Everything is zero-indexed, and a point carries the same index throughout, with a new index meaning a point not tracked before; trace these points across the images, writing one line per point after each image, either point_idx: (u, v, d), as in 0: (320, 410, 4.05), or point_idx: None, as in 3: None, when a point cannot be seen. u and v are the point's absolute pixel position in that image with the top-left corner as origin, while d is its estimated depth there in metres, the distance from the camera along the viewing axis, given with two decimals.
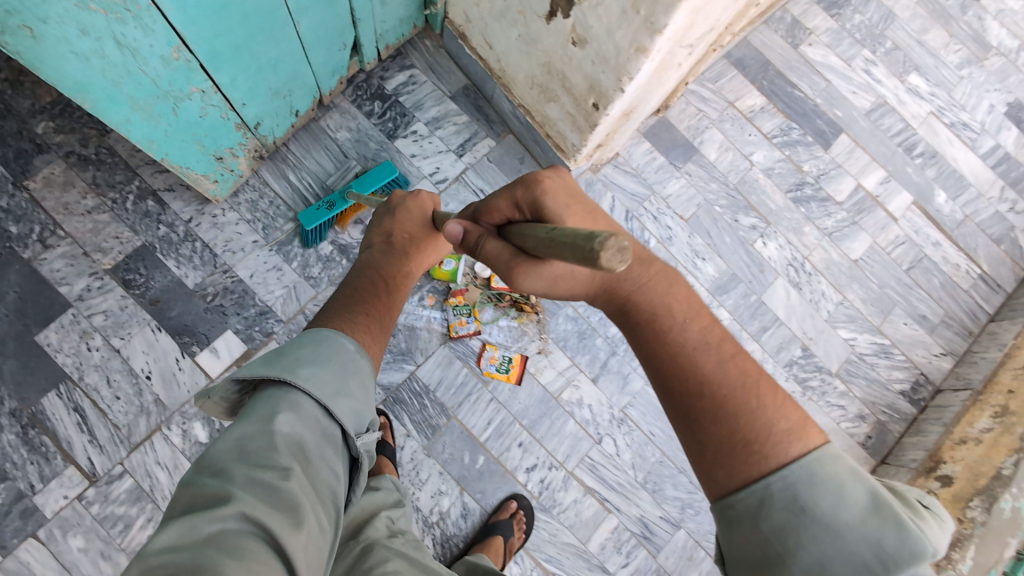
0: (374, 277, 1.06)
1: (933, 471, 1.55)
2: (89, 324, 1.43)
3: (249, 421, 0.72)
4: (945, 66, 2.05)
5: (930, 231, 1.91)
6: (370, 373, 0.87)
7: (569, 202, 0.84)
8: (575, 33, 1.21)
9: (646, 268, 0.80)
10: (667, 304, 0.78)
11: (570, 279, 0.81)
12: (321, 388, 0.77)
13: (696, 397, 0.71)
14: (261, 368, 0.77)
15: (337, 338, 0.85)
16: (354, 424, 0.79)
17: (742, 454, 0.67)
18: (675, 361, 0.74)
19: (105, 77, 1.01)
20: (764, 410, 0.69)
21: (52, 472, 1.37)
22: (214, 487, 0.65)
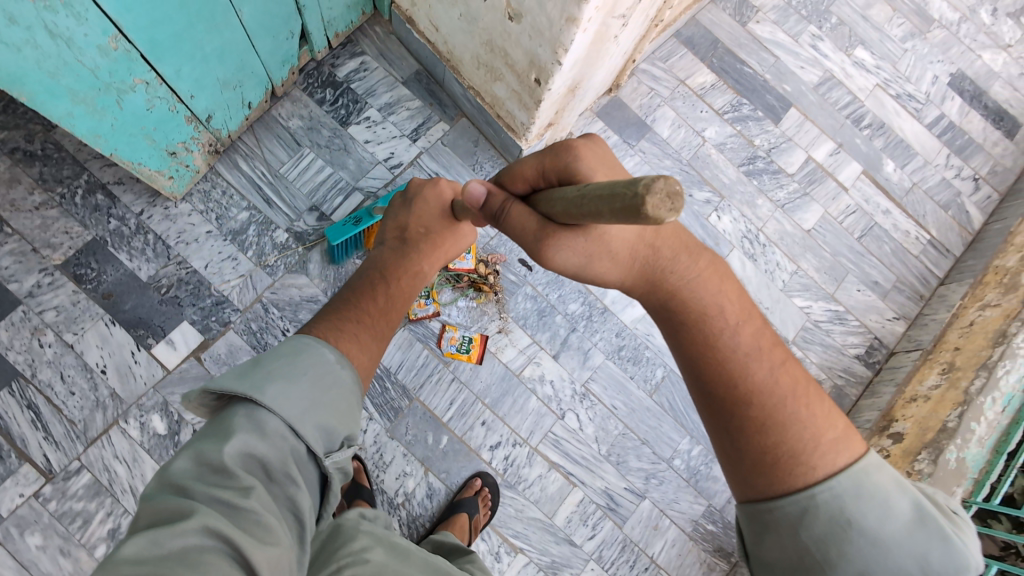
0: (376, 279, 1.03)
1: (886, 429, 1.62)
2: (41, 321, 1.42)
3: (208, 439, 0.67)
4: (890, 39, 2.10)
5: (879, 200, 1.96)
6: (352, 385, 0.82)
7: (603, 171, 0.79)
8: (511, 8, 1.25)
9: (692, 261, 0.79)
10: (715, 305, 0.77)
11: (607, 261, 0.78)
12: (289, 408, 0.71)
13: (744, 408, 0.71)
14: (231, 380, 0.72)
15: (317, 349, 0.81)
16: (323, 444, 0.74)
17: (790, 466, 0.68)
18: (720, 368, 0.73)
19: (41, 68, 0.99)
20: (815, 423, 0.70)
21: (7, 470, 1.35)
22: (175, 504, 0.59)
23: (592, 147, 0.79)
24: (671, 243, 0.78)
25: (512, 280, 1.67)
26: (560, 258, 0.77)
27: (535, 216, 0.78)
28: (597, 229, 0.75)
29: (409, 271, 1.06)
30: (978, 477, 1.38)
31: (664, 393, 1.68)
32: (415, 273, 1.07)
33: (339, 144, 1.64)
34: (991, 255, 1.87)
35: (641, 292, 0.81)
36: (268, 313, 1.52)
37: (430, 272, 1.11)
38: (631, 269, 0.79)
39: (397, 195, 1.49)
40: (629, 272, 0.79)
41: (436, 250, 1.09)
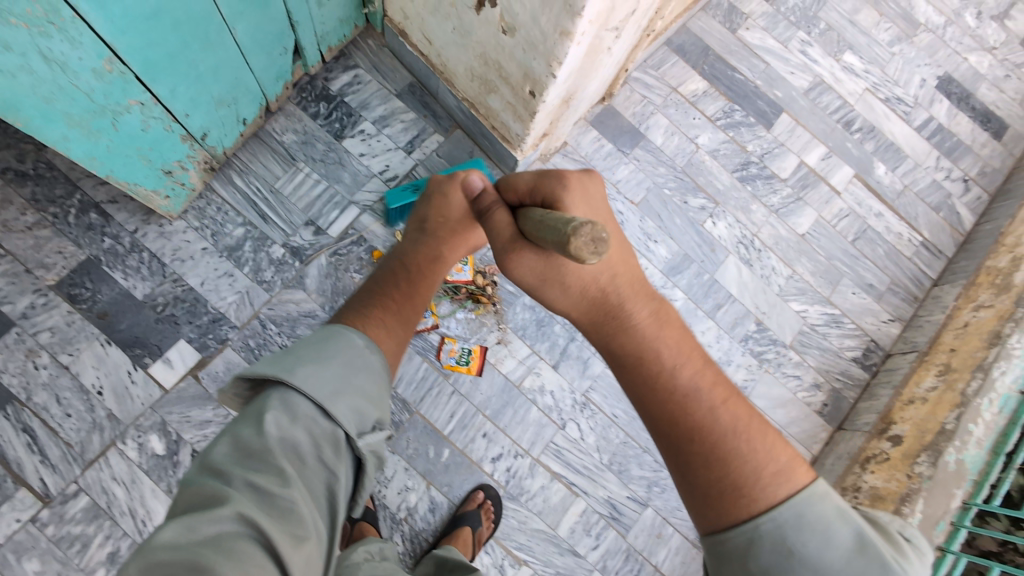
0: (397, 267, 1.03)
1: (885, 432, 1.63)
2: (35, 342, 1.40)
3: (245, 424, 0.72)
4: (877, 44, 2.12)
5: (872, 203, 1.98)
6: (379, 367, 0.85)
7: (583, 203, 0.79)
8: (504, 21, 1.25)
9: (638, 297, 0.76)
10: (656, 347, 0.73)
11: (557, 290, 0.78)
12: (317, 388, 0.75)
13: (688, 443, 0.69)
14: (264, 366, 0.77)
15: (345, 334, 0.85)
16: (356, 426, 0.77)
17: (734, 499, 0.65)
18: (666, 404, 0.70)
19: (36, 94, 0.99)
20: (759, 458, 0.67)
21: (3, 495, 1.33)
22: (213, 487, 0.65)
23: (585, 182, 0.81)
24: (619, 283, 0.76)
25: (510, 290, 1.67)
26: (520, 274, 0.79)
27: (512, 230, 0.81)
28: (557, 262, 0.75)
29: (427, 256, 1.04)
30: (978, 478, 1.39)
31: None
32: (439, 259, 1.05)
33: (334, 157, 1.64)
34: (982, 255, 1.88)
35: (591, 327, 0.79)
36: (265, 329, 1.51)
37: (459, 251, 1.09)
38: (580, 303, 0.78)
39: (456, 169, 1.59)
40: (577, 303, 0.78)
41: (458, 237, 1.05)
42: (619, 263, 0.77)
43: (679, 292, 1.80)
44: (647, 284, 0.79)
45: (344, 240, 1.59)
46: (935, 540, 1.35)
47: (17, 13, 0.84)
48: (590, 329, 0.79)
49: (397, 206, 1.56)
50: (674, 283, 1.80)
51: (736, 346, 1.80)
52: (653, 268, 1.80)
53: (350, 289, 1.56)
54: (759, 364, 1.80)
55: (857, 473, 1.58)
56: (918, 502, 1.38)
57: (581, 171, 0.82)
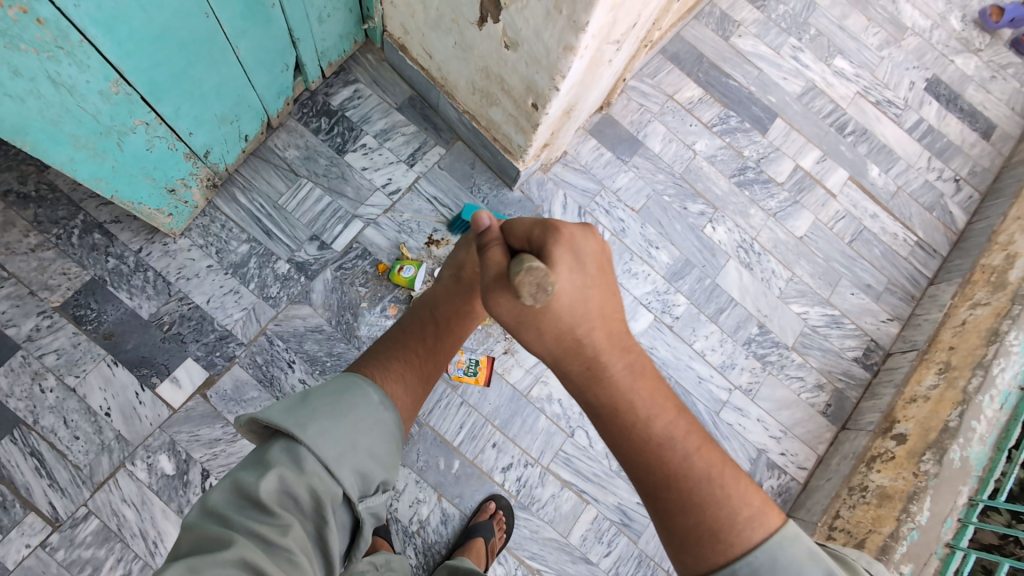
0: (427, 317, 1.06)
1: (889, 431, 1.65)
2: (41, 365, 1.39)
3: (249, 468, 0.72)
4: (867, 48, 2.16)
5: (867, 204, 2.01)
6: (393, 427, 0.84)
7: (581, 260, 0.72)
8: (506, 36, 1.27)
9: (614, 345, 0.72)
10: (631, 398, 0.72)
11: (533, 336, 0.73)
12: (326, 448, 0.74)
13: (665, 490, 0.70)
14: (279, 415, 0.76)
15: (363, 387, 0.83)
16: (359, 488, 0.77)
17: (711, 545, 0.68)
18: (644, 453, 0.71)
19: (44, 117, 0.98)
20: (732, 503, 0.69)
21: (11, 521, 1.32)
22: (216, 533, 0.67)
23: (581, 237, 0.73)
24: (597, 333, 0.71)
25: None
26: (498, 315, 0.73)
27: (503, 272, 0.72)
28: (540, 313, 0.69)
29: (459, 310, 1.07)
30: (982, 474, 1.41)
31: None
32: (468, 313, 1.09)
33: (337, 172, 1.64)
34: (976, 253, 1.92)
35: (565, 372, 0.75)
36: (272, 345, 1.51)
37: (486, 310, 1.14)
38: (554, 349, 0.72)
39: None
40: (550, 350, 0.72)
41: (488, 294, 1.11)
42: (596, 313, 0.71)
43: (681, 297, 1.82)
44: (625, 334, 0.75)
45: (349, 254, 1.59)
46: (944, 537, 1.36)
47: (27, 39, 0.84)
48: (563, 374, 0.75)
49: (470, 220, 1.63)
50: (676, 289, 1.82)
51: (739, 349, 1.81)
52: (655, 274, 1.82)
53: (357, 303, 1.57)
54: (763, 366, 1.82)
55: (864, 473, 1.60)
56: (925, 500, 1.39)
57: (581, 228, 0.74)
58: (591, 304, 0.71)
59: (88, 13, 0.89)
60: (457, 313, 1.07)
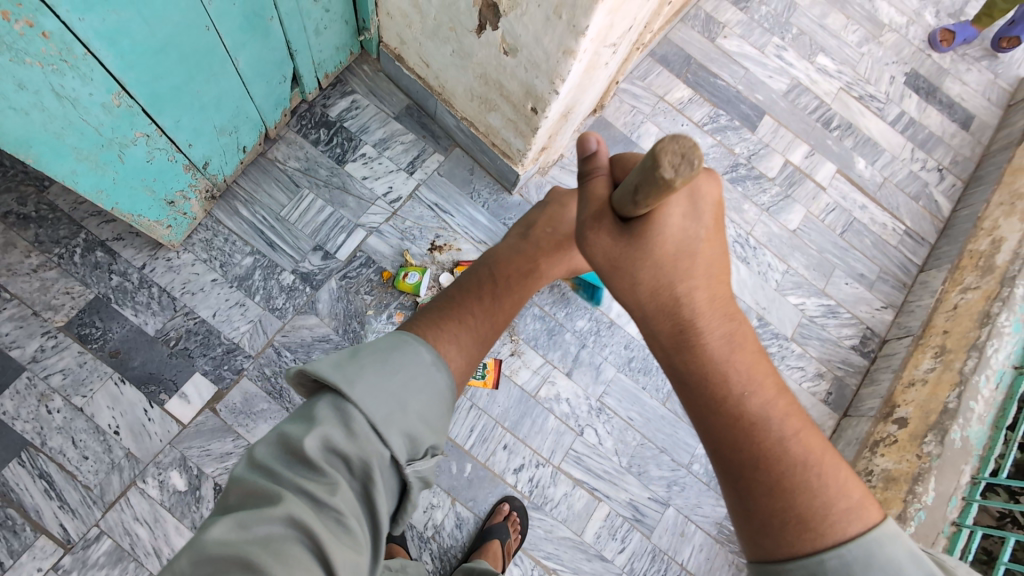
0: (493, 272, 1.15)
1: (890, 415, 1.69)
2: (46, 385, 1.38)
3: (295, 421, 0.72)
4: (847, 46, 2.22)
5: (855, 196, 2.06)
6: (444, 386, 0.84)
7: (699, 210, 0.78)
8: (505, 42, 1.29)
9: (710, 314, 0.77)
10: (725, 368, 0.74)
11: (628, 282, 0.79)
12: (375, 409, 0.74)
13: (753, 469, 0.69)
14: (328, 369, 0.76)
15: (416, 346, 0.85)
16: (407, 451, 0.76)
17: (798, 531, 0.65)
18: (733, 429, 0.71)
19: (47, 130, 0.98)
20: (824, 493, 0.67)
21: (22, 545, 1.30)
22: (264, 486, 0.67)
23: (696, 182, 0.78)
24: (698, 296, 0.77)
25: None
26: (594, 256, 0.81)
27: (605, 208, 0.78)
28: (643, 248, 0.76)
29: (523, 266, 1.19)
30: (983, 452, 1.44)
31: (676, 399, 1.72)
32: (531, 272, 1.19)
33: (337, 182, 1.65)
34: (963, 239, 1.97)
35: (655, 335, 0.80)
36: (280, 357, 1.50)
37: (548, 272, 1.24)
38: (652, 299, 0.78)
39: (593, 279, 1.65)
40: (645, 304, 0.78)
41: (554, 262, 1.24)
42: (695, 267, 0.77)
43: None
44: (729, 306, 0.78)
45: (354, 262, 1.60)
46: (949, 515, 1.39)
47: (32, 52, 0.85)
48: (653, 336, 0.81)
49: None
50: None
51: None
52: None
53: (363, 311, 1.57)
54: None
55: (868, 458, 1.63)
56: (930, 480, 1.43)
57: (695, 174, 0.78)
58: (695, 257, 0.77)
59: (92, 26, 0.89)
60: (520, 272, 1.17)
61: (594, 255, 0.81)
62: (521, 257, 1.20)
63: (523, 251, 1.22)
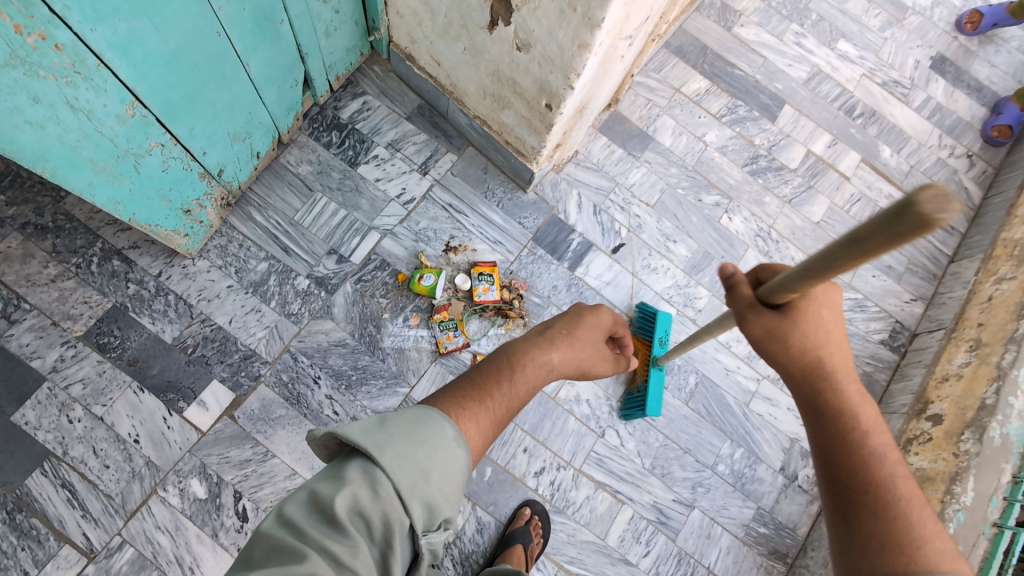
0: (502, 365, 0.93)
1: (923, 412, 1.63)
2: (67, 395, 1.38)
3: (326, 478, 0.71)
4: (869, 30, 2.15)
5: (881, 185, 1.99)
6: (463, 466, 0.77)
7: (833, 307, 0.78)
8: (518, 38, 1.26)
9: (847, 367, 0.77)
10: (854, 408, 0.74)
11: (781, 343, 0.76)
12: (402, 478, 0.70)
13: (861, 493, 0.67)
14: (358, 432, 0.72)
15: (439, 419, 0.78)
16: (425, 521, 0.72)
17: (894, 555, 0.62)
18: (849, 453, 0.70)
19: (64, 144, 0.96)
20: (926, 531, 0.64)
21: (46, 555, 1.30)
22: (290, 543, 0.66)
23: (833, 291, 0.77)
24: (835, 354, 0.77)
25: (537, 302, 1.65)
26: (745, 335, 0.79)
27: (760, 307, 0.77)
28: (798, 318, 0.75)
29: (537, 359, 0.95)
30: None
31: (699, 399, 1.68)
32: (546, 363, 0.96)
33: (350, 184, 1.64)
34: (996, 228, 1.89)
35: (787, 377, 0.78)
36: (297, 362, 1.49)
37: (564, 366, 0.98)
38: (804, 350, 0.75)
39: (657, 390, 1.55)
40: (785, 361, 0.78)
41: (573, 354, 1.00)
42: (835, 334, 0.77)
43: (702, 290, 1.77)
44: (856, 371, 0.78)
45: (368, 266, 1.58)
46: (990, 516, 1.33)
47: (45, 65, 0.83)
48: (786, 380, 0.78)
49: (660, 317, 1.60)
50: (697, 282, 1.78)
51: None
52: (674, 268, 1.78)
53: (379, 314, 1.56)
54: None
55: (901, 456, 1.58)
56: (969, 480, 1.38)
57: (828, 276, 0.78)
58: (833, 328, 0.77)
59: (105, 36, 0.88)
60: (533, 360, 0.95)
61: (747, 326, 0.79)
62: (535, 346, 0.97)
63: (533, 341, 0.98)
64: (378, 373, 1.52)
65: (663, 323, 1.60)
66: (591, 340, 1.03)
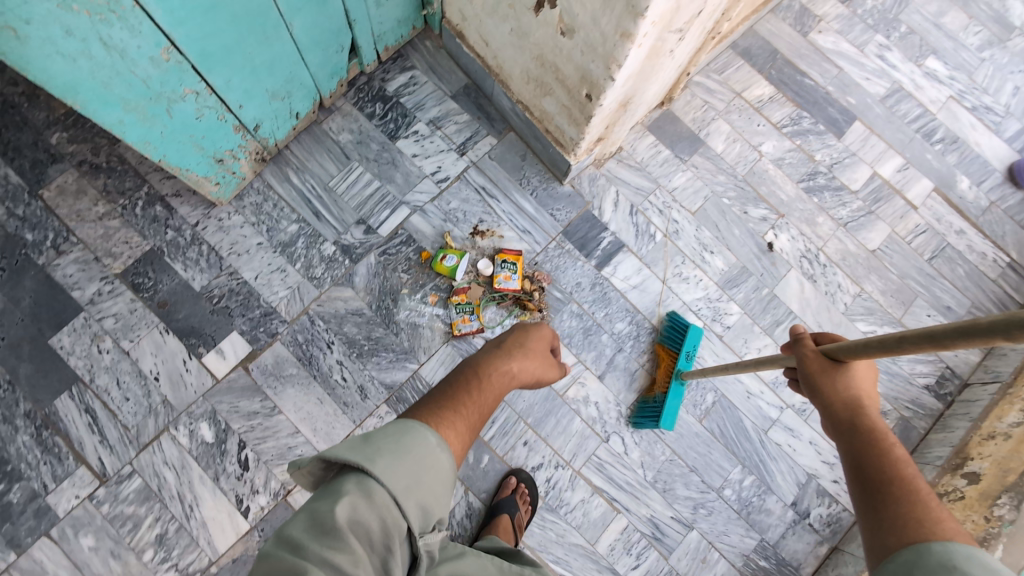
0: (469, 376, 0.92)
1: (959, 467, 1.48)
2: (100, 327, 1.47)
3: (319, 498, 0.68)
4: (965, 49, 1.97)
5: (952, 219, 1.83)
6: (450, 469, 0.77)
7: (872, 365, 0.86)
8: (563, 22, 1.22)
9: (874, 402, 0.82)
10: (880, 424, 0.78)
11: (829, 378, 0.83)
12: (397, 482, 0.70)
13: (888, 484, 0.70)
14: (344, 449, 0.71)
15: (421, 429, 0.77)
16: (420, 522, 0.72)
17: (916, 529, 0.64)
18: (875, 452, 0.74)
19: (95, 78, 1.00)
20: (943, 513, 0.65)
21: (64, 472, 1.40)
22: (291, 562, 0.62)
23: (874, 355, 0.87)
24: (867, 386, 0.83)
25: (558, 297, 1.63)
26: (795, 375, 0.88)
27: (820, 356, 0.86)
28: (851, 364, 0.83)
29: (500, 368, 0.94)
30: None
31: (714, 419, 1.61)
32: (507, 372, 0.95)
33: (387, 157, 1.65)
34: None
35: (825, 406, 0.83)
36: (313, 325, 1.53)
37: (524, 375, 0.98)
38: (847, 381, 0.82)
39: (676, 404, 1.52)
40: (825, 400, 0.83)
41: (529, 359, 1.00)
42: (871, 378, 0.85)
43: (734, 307, 1.70)
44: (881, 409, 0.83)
45: (394, 240, 1.59)
46: None
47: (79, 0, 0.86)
48: (823, 410, 0.83)
49: (695, 331, 1.55)
50: (729, 297, 1.70)
51: None
52: (708, 280, 1.70)
53: (398, 289, 1.57)
54: None
55: None
56: (996, 548, 1.31)
57: None
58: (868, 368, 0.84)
59: None
60: (493, 369, 0.94)
61: (805, 367, 0.86)
62: (492, 356, 0.97)
63: (489, 353, 0.98)
64: (389, 346, 1.53)
65: (692, 337, 1.54)
66: (541, 351, 1.04)
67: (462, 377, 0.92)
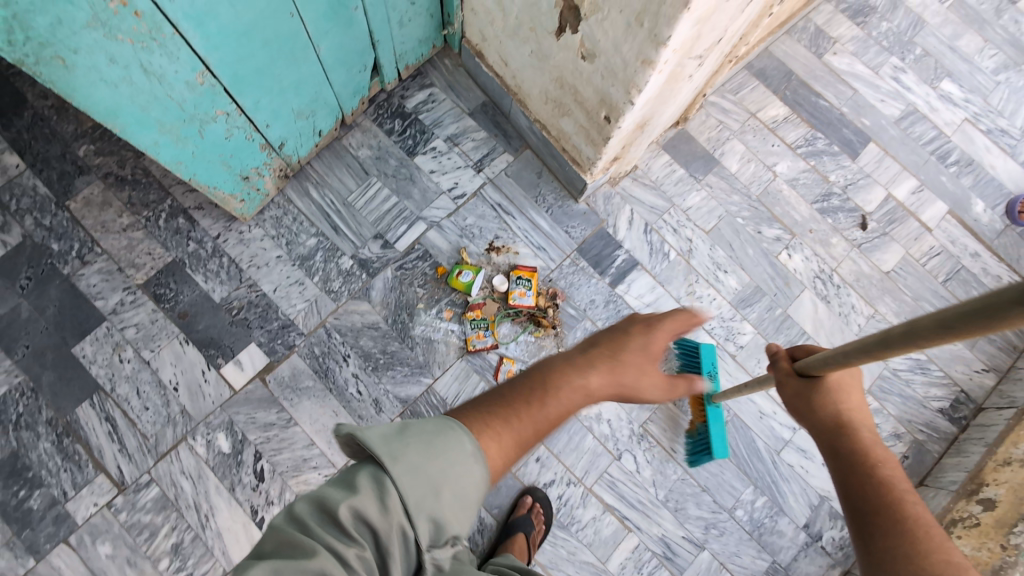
0: (537, 384, 0.84)
1: (973, 493, 1.46)
2: (122, 337, 1.49)
3: (336, 481, 0.65)
4: (980, 72, 1.97)
5: (967, 241, 1.83)
6: (481, 483, 0.70)
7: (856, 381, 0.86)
8: (584, 47, 1.24)
9: (863, 420, 0.82)
10: (868, 447, 0.78)
11: (807, 399, 0.85)
12: (412, 492, 0.64)
13: (873, 514, 0.70)
14: (375, 436, 0.66)
15: (459, 433, 0.71)
16: (431, 536, 0.66)
17: (904, 567, 0.63)
18: (863, 480, 0.73)
19: (134, 103, 1.03)
20: (934, 544, 0.65)
21: (83, 479, 1.42)
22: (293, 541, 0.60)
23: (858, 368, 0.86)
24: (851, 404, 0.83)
25: (572, 314, 1.63)
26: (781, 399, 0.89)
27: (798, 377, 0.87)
28: (825, 380, 0.84)
29: (572, 381, 0.86)
30: None
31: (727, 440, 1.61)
32: (580, 386, 0.87)
33: (405, 173, 1.67)
34: None
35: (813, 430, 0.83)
36: (330, 338, 1.54)
37: (601, 390, 0.89)
38: (824, 398, 0.83)
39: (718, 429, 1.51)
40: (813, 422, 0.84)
41: (609, 374, 0.90)
42: (856, 389, 0.85)
43: (747, 326, 1.70)
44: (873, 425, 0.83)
45: (411, 254, 1.62)
46: None
47: (124, 29, 0.88)
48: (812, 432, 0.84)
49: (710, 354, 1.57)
50: (743, 317, 1.71)
51: None
52: (721, 299, 1.71)
53: (413, 303, 1.59)
54: None
55: None
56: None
57: None
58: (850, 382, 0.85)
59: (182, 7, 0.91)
60: (559, 378, 0.86)
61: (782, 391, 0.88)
62: (568, 364, 0.89)
63: (572, 360, 0.90)
64: (405, 361, 1.55)
65: (708, 357, 1.56)
66: (634, 364, 0.93)
67: (526, 379, 0.87)
